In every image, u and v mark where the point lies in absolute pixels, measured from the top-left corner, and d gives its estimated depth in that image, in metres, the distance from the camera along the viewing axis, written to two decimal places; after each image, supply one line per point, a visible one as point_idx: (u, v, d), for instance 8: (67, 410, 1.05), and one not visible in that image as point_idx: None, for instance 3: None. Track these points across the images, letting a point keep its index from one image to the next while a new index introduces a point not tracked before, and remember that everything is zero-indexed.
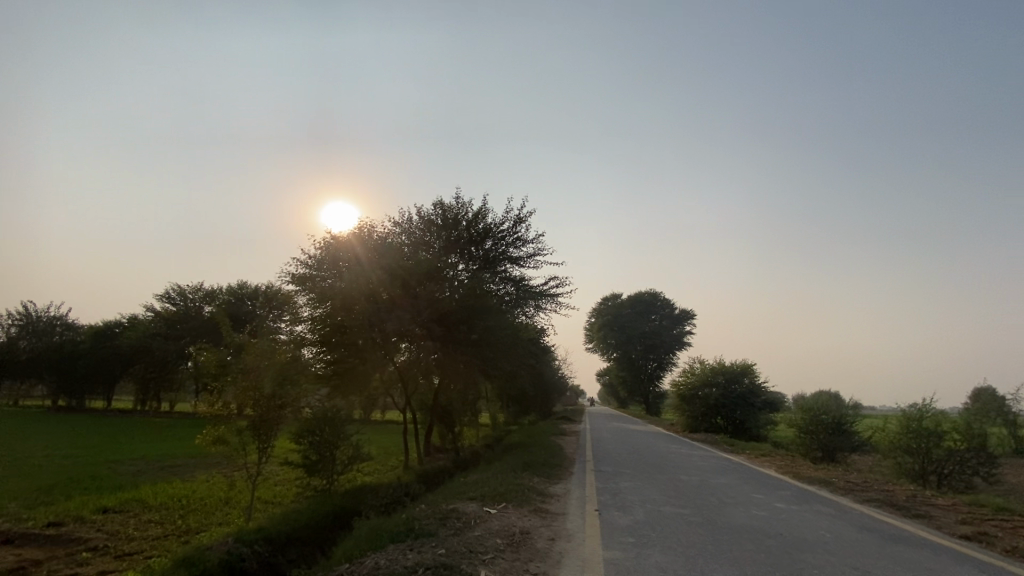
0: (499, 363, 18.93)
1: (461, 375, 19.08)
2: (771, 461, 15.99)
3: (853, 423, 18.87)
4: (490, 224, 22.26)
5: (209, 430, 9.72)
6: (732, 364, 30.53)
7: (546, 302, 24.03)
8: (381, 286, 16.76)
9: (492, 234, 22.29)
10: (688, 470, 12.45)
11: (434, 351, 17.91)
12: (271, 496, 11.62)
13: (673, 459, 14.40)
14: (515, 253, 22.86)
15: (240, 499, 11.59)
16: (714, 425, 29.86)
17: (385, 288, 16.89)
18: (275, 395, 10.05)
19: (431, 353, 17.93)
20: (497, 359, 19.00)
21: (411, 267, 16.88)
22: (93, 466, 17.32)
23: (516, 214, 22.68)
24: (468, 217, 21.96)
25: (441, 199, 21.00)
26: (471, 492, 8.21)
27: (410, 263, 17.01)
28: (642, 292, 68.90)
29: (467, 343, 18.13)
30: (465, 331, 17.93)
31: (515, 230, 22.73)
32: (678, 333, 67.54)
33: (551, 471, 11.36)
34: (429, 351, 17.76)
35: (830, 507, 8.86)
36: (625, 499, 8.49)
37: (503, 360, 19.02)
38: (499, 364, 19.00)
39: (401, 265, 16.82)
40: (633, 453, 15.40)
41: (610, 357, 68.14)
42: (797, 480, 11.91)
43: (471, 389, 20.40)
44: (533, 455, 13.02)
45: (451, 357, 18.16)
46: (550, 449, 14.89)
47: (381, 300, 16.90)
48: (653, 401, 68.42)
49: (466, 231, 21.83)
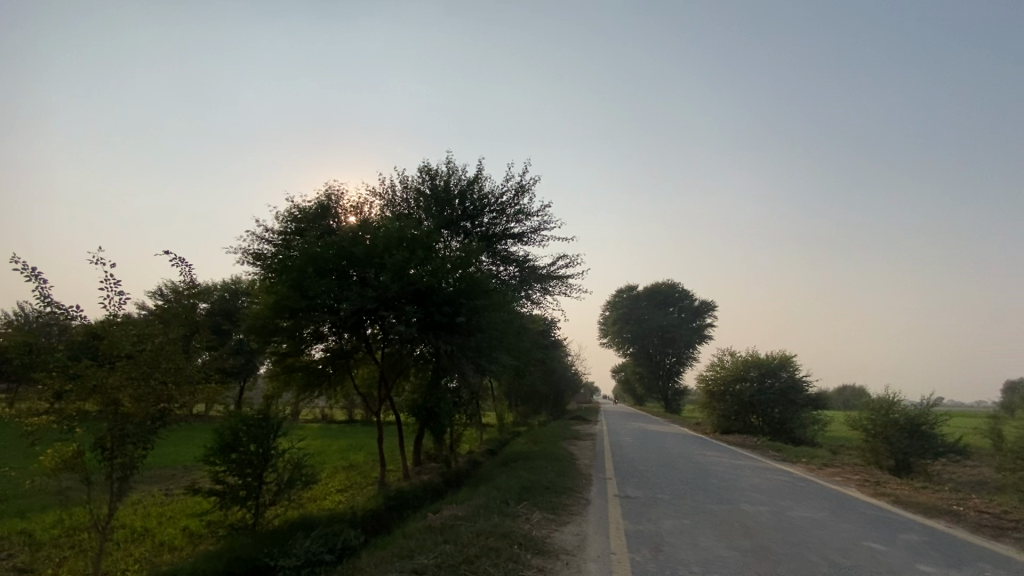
0: (497, 360, 15.02)
1: (450, 375, 15.21)
2: (842, 474, 12.60)
3: (936, 424, 15.27)
4: (487, 192, 18.96)
5: (49, 452, 6.10)
6: (769, 356, 26.97)
7: (554, 286, 20.79)
8: (344, 256, 12.83)
9: (489, 205, 19.01)
10: (747, 494, 9.14)
11: (413, 343, 13.95)
12: (169, 550, 8.43)
13: (720, 475, 11.04)
14: (517, 227, 19.57)
15: (124, 555, 8.38)
16: (749, 426, 26.30)
17: (350, 258, 12.90)
18: (152, 398, 6.42)
19: (409, 344, 13.96)
20: (496, 356, 15.01)
21: (382, 232, 12.97)
22: (15, 483, 14.55)
23: (517, 182, 19.35)
24: (462, 186, 18.63)
25: (429, 163, 17.71)
26: (419, 557, 4.95)
27: (381, 228, 13.08)
28: (659, 283, 65.34)
29: (456, 331, 14.20)
30: (453, 316, 13.96)
31: (516, 201, 19.46)
32: (698, 325, 63.64)
33: (559, 500, 8.10)
34: (407, 343, 13.82)
35: (1007, 573, 5.50)
36: (678, 565, 5.22)
37: (503, 355, 15.10)
38: (498, 361, 15.11)
39: (370, 231, 12.95)
40: (665, 466, 12.12)
41: (626, 352, 64.65)
42: (906, 512, 8.49)
43: (465, 389, 16.76)
44: (538, 476, 9.58)
45: (437, 350, 14.18)
46: (563, 464, 11.33)
47: (343, 274, 12.88)
48: (673, 398, 64.60)
49: (458, 202, 18.56)
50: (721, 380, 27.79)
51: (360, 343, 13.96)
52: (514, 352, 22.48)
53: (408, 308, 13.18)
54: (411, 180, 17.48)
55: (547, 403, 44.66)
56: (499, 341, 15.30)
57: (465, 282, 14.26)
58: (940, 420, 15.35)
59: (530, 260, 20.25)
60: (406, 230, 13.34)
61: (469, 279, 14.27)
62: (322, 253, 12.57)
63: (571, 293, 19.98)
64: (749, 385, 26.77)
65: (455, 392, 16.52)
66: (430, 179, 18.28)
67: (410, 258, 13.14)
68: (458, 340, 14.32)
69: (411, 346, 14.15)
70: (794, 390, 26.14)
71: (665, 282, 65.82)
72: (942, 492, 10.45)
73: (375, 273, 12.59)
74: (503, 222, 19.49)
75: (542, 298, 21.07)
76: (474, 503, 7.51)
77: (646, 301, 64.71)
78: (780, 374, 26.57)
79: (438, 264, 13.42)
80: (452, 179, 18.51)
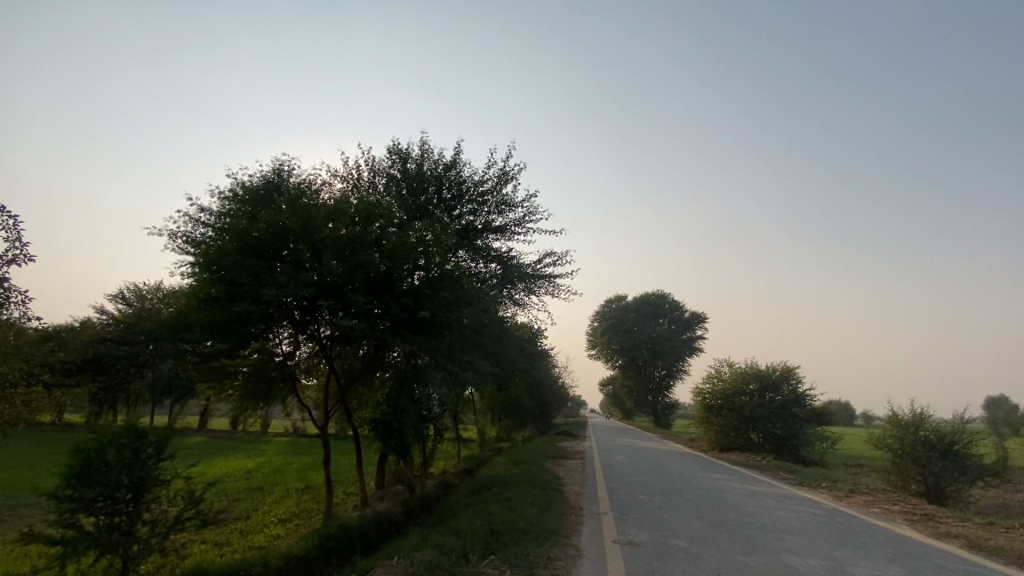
0: (472, 367, 12.88)
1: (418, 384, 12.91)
2: (877, 504, 10.61)
3: (972, 444, 13.41)
4: (466, 178, 16.90)
5: None
6: (770, 367, 25.11)
7: (541, 286, 18.79)
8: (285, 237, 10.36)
9: (467, 193, 17.00)
10: (781, 539, 7.10)
11: (370, 345, 11.73)
12: None
13: (739, 509, 8.98)
14: (499, 219, 17.57)
15: None
16: (749, 443, 24.33)
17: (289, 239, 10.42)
18: None
19: (367, 345, 11.69)
20: (471, 362, 12.85)
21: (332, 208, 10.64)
22: None
23: (500, 168, 17.23)
24: (436, 171, 16.52)
25: (400, 144, 15.59)
26: None
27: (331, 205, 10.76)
28: (648, 294, 63.82)
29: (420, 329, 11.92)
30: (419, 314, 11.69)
31: (497, 191, 17.43)
32: (689, 338, 61.89)
33: (538, 551, 5.96)
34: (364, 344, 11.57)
35: None
36: None
37: (479, 360, 12.99)
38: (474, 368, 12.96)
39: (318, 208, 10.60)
40: (670, 496, 10.05)
41: (615, 364, 62.77)
42: (990, 563, 6.52)
43: (437, 401, 14.53)
44: (514, 514, 7.45)
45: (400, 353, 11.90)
46: (550, 496, 9.18)
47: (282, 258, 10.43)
48: (663, 413, 62.55)
49: (432, 190, 16.47)
50: (718, 393, 25.88)
51: (308, 343, 11.64)
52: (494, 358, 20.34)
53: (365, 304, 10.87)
54: (378, 162, 15.33)
55: (532, 417, 42.37)
56: (473, 345, 13.15)
57: (434, 273, 12.04)
58: (976, 440, 13.46)
59: (513, 256, 18.25)
60: (361, 207, 11.11)
61: (436, 270, 12.08)
62: (253, 234, 10.12)
63: (558, 294, 17.98)
64: (749, 399, 24.84)
65: (426, 404, 14.27)
66: (401, 163, 16.14)
67: (365, 241, 10.83)
68: (424, 340, 11.98)
69: (369, 349, 11.89)
70: (796, 405, 24.22)
71: (655, 292, 64.32)
72: (1008, 529, 8.53)
73: (318, 258, 10.14)
74: (483, 214, 17.43)
75: (526, 300, 19.01)
76: (419, 559, 5.38)
77: (635, 313, 63.11)
78: (782, 387, 24.65)
79: (400, 251, 11.13)
80: (426, 164, 16.40)
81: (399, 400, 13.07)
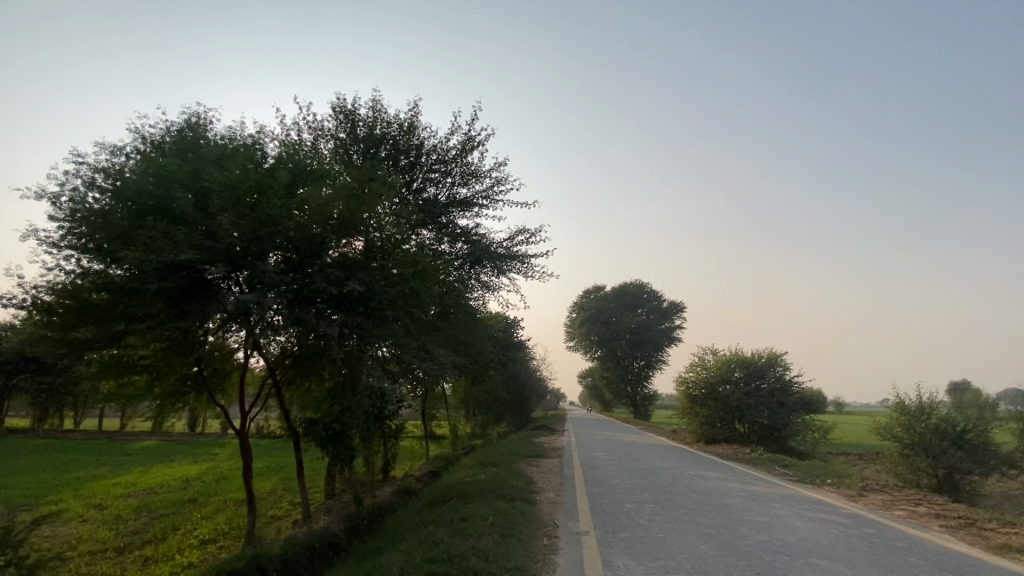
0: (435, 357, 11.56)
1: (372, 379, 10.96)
2: (899, 505, 9.16)
3: (987, 430, 12.15)
4: (425, 144, 14.91)
5: None
6: (755, 355, 23.82)
7: (513, 267, 16.94)
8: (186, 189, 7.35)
9: (427, 160, 15.02)
10: (814, 568, 5.48)
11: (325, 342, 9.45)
12: None
13: (747, 520, 7.40)
14: (464, 190, 15.63)
15: None
16: (734, 435, 23.09)
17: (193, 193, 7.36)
18: None
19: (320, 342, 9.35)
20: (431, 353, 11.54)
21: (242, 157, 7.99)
22: None
23: (465, 132, 15.27)
24: (390, 135, 14.43)
25: (346, 101, 13.42)
26: None
27: (238, 153, 8.05)
28: (626, 283, 62.74)
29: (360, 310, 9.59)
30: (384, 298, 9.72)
31: (462, 159, 15.45)
32: (667, 328, 60.92)
33: None
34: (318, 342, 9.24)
35: None
36: None
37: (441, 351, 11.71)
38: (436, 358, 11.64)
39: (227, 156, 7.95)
40: (662, 505, 8.45)
41: (594, 356, 61.63)
42: None
43: (392, 400, 12.51)
44: (465, 543, 5.68)
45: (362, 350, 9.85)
46: (521, 513, 7.45)
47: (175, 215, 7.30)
48: (642, 404, 61.56)
49: (387, 157, 14.39)
50: (702, 381, 24.57)
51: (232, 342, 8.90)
52: (460, 348, 18.43)
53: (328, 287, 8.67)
54: (320, 122, 13.11)
55: (509, 411, 40.73)
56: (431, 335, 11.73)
57: (396, 253, 10.15)
58: (990, 429, 12.21)
59: (480, 234, 16.38)
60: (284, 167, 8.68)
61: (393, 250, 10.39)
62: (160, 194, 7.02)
63: (532, 276, 16.20)
64: (734, 389, 23.57)
65: (379, 404, 12.21)
66: (348, 124, 13.99)
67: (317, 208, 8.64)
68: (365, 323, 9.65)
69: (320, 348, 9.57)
70: (783, 394, 23.00)
71: (633, 282, 63.28)
72: None
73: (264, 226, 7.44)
74: (446, 186, 15.48)
75: (496, 283, 17.17)
76: None
77: (614, 303, 62.05)
78: (768, 375, 23.38)
79: (356, 224, 9.35)
80: (379, 126, 14.29)
81: (343, 399, 10.69)
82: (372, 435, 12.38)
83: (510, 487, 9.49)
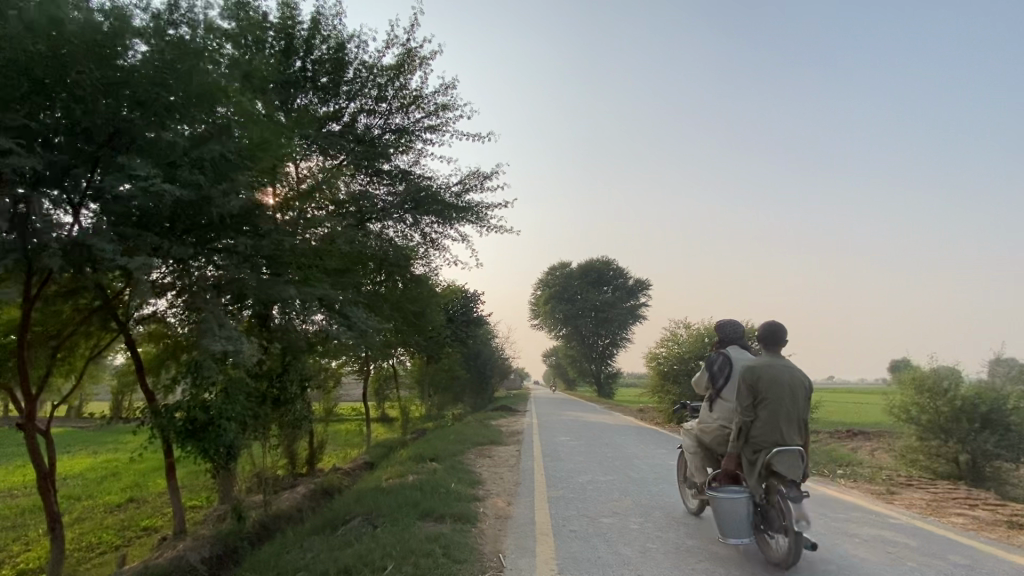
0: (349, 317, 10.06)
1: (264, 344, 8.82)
2: (947, 508, 7.13)
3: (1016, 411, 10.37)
4: (349, 57, 11.83)
5: None
6: (731, 329, 21.96)
7: (466, 220, 14.15)
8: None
9: (352, 79, 11.98)
10: None
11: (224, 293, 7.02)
12: None
13: (777, 548, 5.12)
14: (401, 121, 12.68)
15: None
16: (708, 415, 21.35)
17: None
18: None
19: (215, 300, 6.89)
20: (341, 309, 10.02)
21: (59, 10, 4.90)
22: None
23: (404, 44, 12.10)
24: (305, 41, 11.40)
25: None
26: None
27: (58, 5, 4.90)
28: (593, 259, 60.91)
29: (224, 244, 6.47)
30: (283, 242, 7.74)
31: (400, 80, 12.42)
32: (632, 305, 59.34)
33: None
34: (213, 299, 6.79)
35: None
36: None
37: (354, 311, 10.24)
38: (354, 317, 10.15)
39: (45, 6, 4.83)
40: (655, 522, 6.06)
41: (558, 334, 59.93)
42: None
43: (299, 377, 9.57)
44: None
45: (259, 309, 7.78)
46: (449, 549, 4.74)
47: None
48: (606, 382, 60.35)
49: (302, 72, 11.45)
50: (674, 357, 22.65)
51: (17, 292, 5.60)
52: (402, 315, 15.79)
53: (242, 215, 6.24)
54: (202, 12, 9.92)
55: (468, 390, 38.38)
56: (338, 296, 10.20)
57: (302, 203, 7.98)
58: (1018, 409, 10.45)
59: (422, 177, 13.52)
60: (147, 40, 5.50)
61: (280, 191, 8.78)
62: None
63: (486, 229, 13.49)
64: None
65: (277, 385, 9.29)
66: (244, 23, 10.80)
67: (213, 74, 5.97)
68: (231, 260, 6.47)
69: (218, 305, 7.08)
70: None
71: (600, 258, 61.50)
72: None
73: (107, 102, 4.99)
74: (378, 113, 12.52)
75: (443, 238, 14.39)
76: None
77: (579, 280, 60.26)
78: None
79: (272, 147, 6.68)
80: (289, 26, 11.11)
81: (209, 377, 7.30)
82: (262, 429, 9.07)
83: (442, 496, 6.88)
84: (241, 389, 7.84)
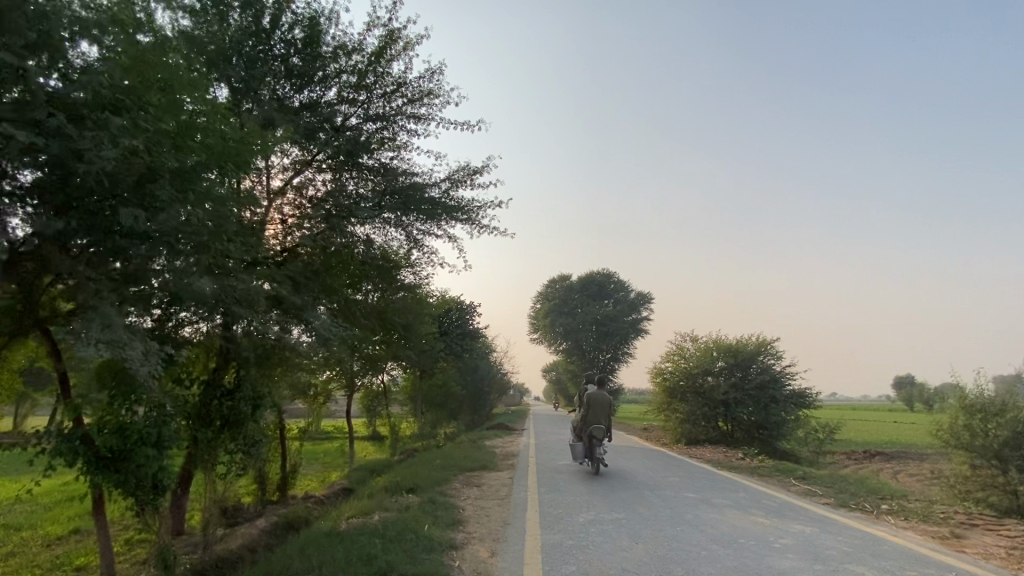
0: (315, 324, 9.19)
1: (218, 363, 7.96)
2: None
3: None
4: (324, 38, 10.77)
5: None
6: (742, 343, 20.54)
7: (456, 219, 12.96)
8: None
9: (327, 63, 10.92)
10: None
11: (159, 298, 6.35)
12: None
13: None
14: (383, 109, 11.52)
15: None
16: (718, 434, 19.87)
17: None
18: None
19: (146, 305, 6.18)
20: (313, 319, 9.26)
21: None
22: None
23: (386, 24, 10.99)
24: (275, 19, 10.40)
25: None
26: None
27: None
28: (593, 272, 59.69)
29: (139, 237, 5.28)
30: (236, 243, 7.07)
31: (381, 64, 11.31)
32: (634, 319, 57.78)
33: None
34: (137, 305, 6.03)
35: None
36: None
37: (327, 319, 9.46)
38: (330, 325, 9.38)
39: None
40: None
41: (558, 348, 58.38)
42: None
43: (251, 397, 8.36)
44: None
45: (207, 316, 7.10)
46: None
47: None
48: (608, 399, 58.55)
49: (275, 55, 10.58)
50: (681, 373, 21.22)
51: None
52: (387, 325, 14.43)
53: (171, 203, 5.35)
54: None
55: (463, 407, 36.81)
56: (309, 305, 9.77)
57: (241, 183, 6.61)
58: None
59: (406, 172, 12.31)
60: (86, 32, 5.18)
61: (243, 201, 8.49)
62: None
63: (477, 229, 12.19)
64: (718, 381, 20.26)
65: (227, 405, 8.22)
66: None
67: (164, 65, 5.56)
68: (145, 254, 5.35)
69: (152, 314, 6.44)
70: (775, 387, 19.83)
71: (600, 271, 60.28)
72: None
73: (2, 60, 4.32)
74: (357, 101, 11.39)
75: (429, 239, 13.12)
76: None
77: (579, 293, 58.96)
78: (758, 366, 20.10)
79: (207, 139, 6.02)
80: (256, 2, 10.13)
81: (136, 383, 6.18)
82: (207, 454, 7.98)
83: (410, 545, 5.55)
84: (177, 403, 6.72)
